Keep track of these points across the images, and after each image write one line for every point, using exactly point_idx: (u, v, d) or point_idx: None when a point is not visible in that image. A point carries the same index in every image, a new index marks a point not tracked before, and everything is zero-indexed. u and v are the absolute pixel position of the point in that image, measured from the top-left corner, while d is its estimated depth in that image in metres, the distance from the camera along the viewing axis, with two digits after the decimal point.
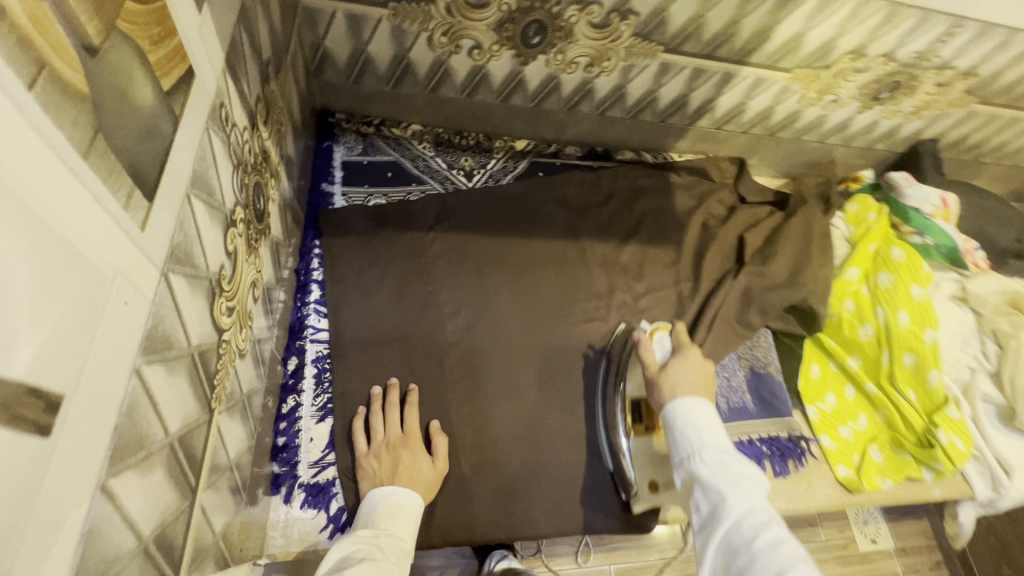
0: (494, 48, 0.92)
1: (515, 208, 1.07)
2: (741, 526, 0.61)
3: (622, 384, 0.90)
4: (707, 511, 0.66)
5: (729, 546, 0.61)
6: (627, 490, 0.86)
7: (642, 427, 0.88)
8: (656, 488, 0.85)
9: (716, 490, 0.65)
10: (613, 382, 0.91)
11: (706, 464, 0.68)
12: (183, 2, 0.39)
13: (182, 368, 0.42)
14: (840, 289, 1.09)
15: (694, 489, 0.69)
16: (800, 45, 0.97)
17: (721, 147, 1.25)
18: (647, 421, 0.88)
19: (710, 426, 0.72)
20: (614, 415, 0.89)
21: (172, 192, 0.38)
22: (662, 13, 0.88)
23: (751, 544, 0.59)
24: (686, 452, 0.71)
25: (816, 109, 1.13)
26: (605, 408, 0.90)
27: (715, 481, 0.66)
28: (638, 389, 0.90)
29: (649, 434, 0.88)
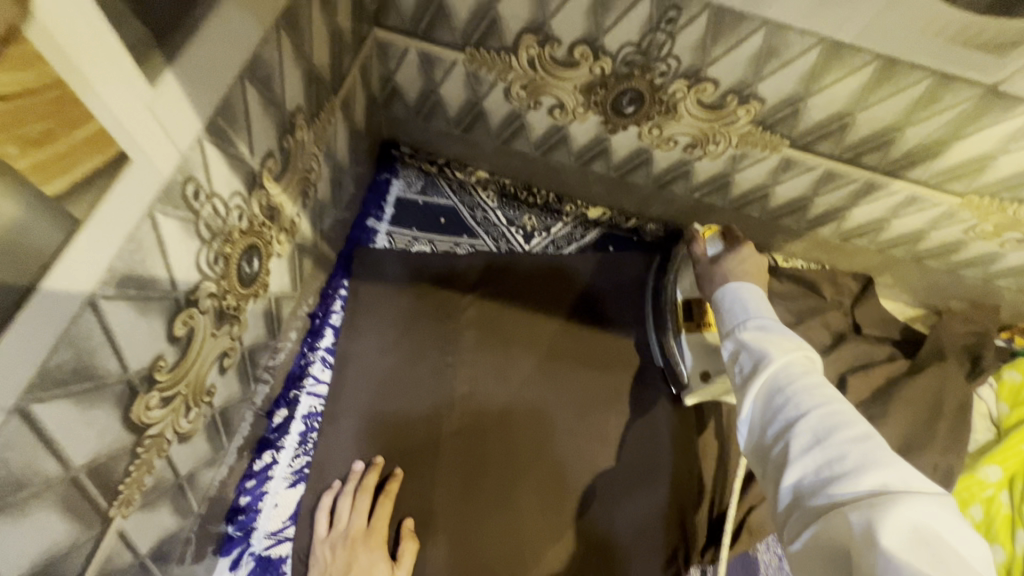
0: (578, 111, 0.79)
1: (571, 284, 0.92)
2: (779, 371, 0.52)
3: (674, 276, 0.86)
4: (743, 364, 0.56)
5: (764, 390, 0.53)
6: (677, 383, 0.83)
7: (690, 323, 0.81)
8: (708, 377, 0.78)
9: (754, 341, 0.56)
10: (665, 273, 0.88)
11: (748, 322, 0.59)
12: (117, 81, 0.31)
13: (45, 502, 0.35)
14: (966, 488, 0.82)
15: (729, 344, 0.60)
16: (984, 170, 0.73)
17: (843, 259, 1.01)
18: (698, 318, 0.80)
19: (753, 291, 0.63)
20: (664, 312, 0.85)
21: (50, 313, 0.31)
22: (797, 103, 0.69)
23: (788, 387, 0.51)
24: (726, 317, 0.62)
25: (987, 245, 0.87)
26: (656, 307, 0.87)
27: (755, 335, 0.57)
28: (688, 290, 0.83)
29: (700, 330, 0.80)
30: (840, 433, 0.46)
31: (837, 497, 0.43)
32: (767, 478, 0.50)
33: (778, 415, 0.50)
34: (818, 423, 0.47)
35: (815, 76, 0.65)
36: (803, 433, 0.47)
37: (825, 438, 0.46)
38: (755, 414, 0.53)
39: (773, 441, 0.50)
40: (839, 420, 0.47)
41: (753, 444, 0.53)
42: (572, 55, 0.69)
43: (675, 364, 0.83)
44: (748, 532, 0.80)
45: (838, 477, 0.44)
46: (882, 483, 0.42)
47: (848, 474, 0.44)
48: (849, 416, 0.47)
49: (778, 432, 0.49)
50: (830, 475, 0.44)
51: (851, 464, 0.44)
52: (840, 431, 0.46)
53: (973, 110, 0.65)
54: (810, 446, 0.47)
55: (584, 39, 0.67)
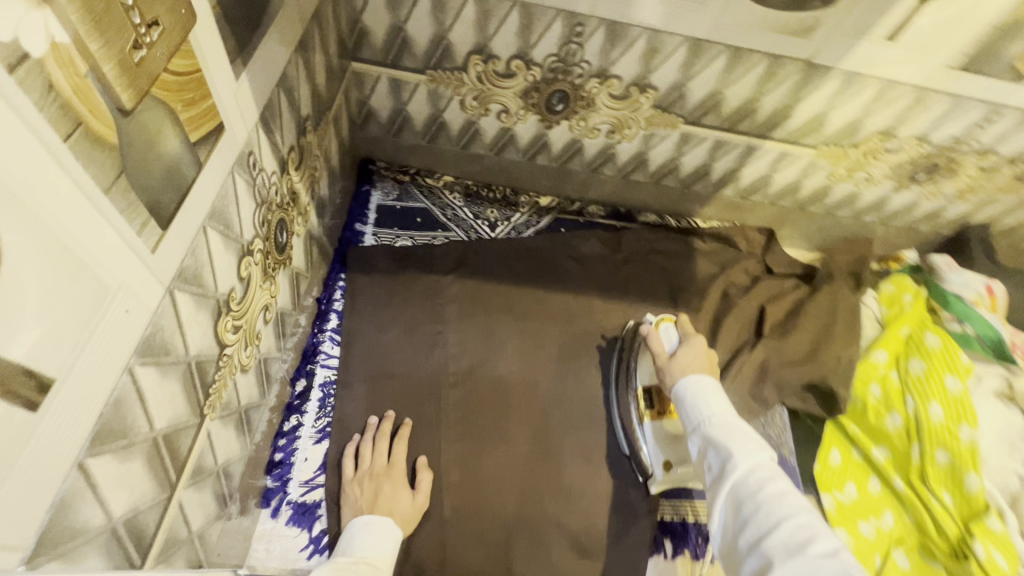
0: (520, 113, 0.99)
1: (531, 260, 1.11)
2: (748, 480, 0.61)
3: (634, 365, 0.95)
4: (717, 468, 0.65)
5: (736, 496, 0.61)
6: (645, 472, 0.89)
7: (653, 411, 0.91)
8: (671, 468, 0.88)
9: (725, 447, 0.65)
10: (625, 364, 0.96)
11: (716, 427, 0.68)
12: (222, 72, 0.48)
13: (176, 374, 0.48)
14: (865, 371, 1.03)
15: (704, 449, 0.68)
16: (824, 124, 0.98)
17: (748, 216, 1.24)
18: (659, 405, 0.91)
19: (718, 395, 0.72)
20: (627, 401, 0.93)
21: (187, 224, 0.46)
22: (681, 88, 0.92)
23: (757, 498, 0.59)
24: (696, 421, 0.71)
25: (847, 186, 1.12)
26: (619, 396, 0.95)
27: (725, 441, 0.66)
28: (647, 378, 0.94)
29: (661, 419, 0.90)
30: (805, 543, 0.54)
31: None
32: None
33: (748, 522, 0.58)
34: (788, 534, 0.55)
35: (688, 65, 0.88)
36: (772, 544, 0.55)
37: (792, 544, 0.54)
38: (730, 521, 0.61)
39: (747, 550, 0.57)
40: (804, 531, 0.55)
41: (730, 551, 0.60)
42: (510, 68, 0.91)
43: (640, 451, 0.90)
44: None
45: None
46: None
47: None
48: (813, 530, 0.55)
49: (750, 543, 0.57)
50: None
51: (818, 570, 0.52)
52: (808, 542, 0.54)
53: (802, 79, 0.90)
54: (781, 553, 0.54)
55: (517, 55, 0.89)
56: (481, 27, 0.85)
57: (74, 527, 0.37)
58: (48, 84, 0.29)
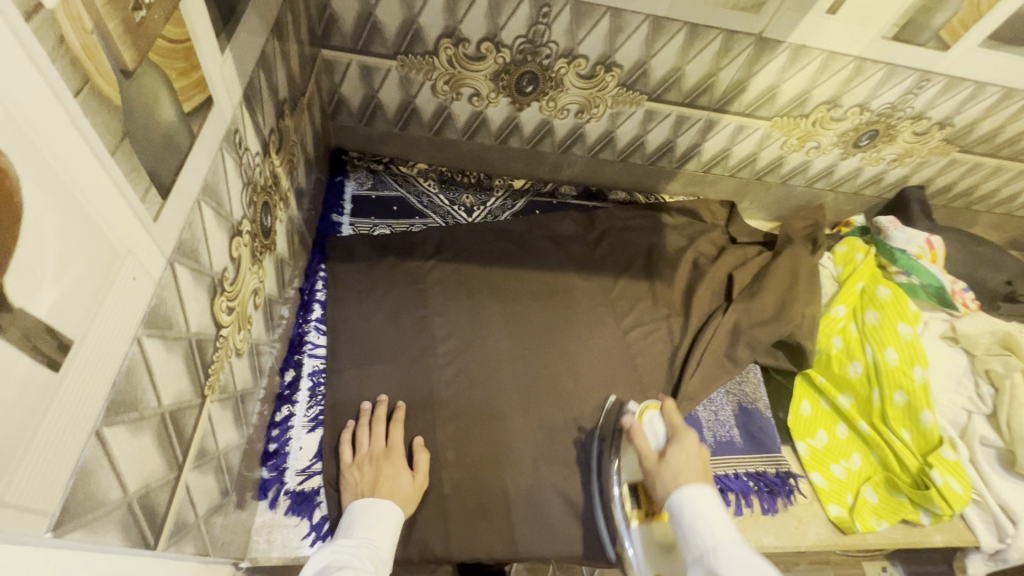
0: (491, 96, 1.02)
1: (509, 241, 1.13)
2: None
3: (617, 460, 0.88)
4: None
5: None
6: None
7: (640, 512, 0.83)
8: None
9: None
10: (607, 459, 0.89)
11: (723, 562, 0.62)
12: (209, 45, 0.47)
13: (179, 350, 0.47)
14: (827, 326, 1.11)
15: None
16: (776, 96, 1.04)
17: (711, 190, 1.31)
18: (647, 506, 0.84)
19: (722, 520, 0.68)
20: (612, 499, 0.85)
21: (184, 196, 0.45)
22: (644, 66, 0.97)
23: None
24: (698, 551, 0.66)
25: (799, 155, 1.20)
26: (602, 499, 0.87)
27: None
28: (632, 473, 0.87)
29: (650, 522, 0.83)
30: None
31: None
32: None
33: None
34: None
35: (650, 42, 0.93)
36: None
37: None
38: None
39: None
40: None
41: None
42: (480, 50, 0.93)
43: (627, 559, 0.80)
44: (690, 398, 1.00)
45: None
46: None
47: None
48: None
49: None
50: None
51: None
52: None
53: (754, 53, 0.96)
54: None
55: (487, 37, 0.91)
56: (451, 10, 0.87)
57: (94, 498, 0.37)
58: (59, 36, 0.29)
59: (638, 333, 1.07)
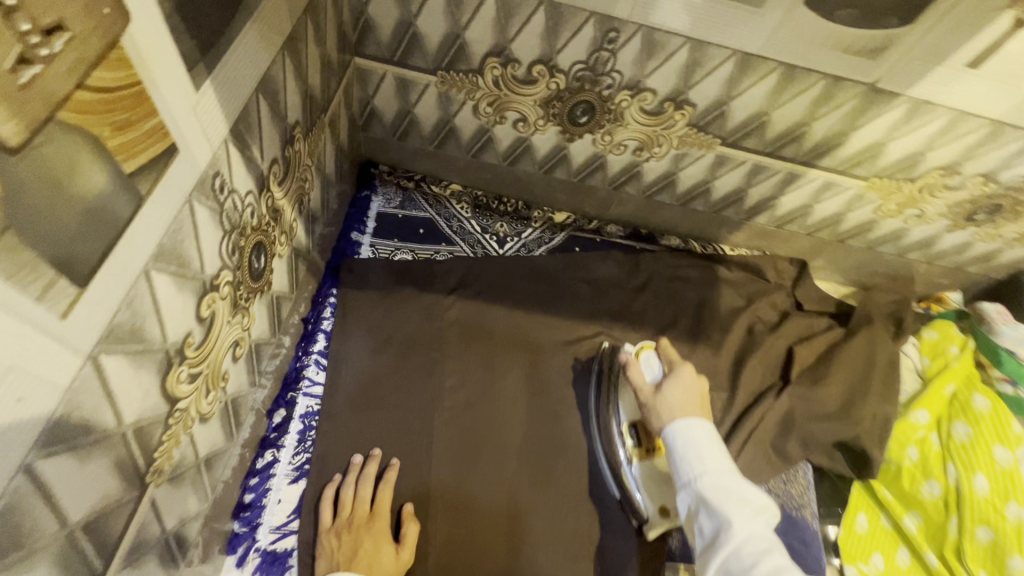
0: (539, 123, 0.89)
1: (541, 281, 1.01)
2: (741, 555, 0.57)
3: (616, 399, 0.86)
4: (710, 534, 0.60)
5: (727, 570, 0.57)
6: (638, 516, 0.80)
7: (641, 450, 0.81)
8: (667, 513, 0.78)
9: (722, 515, 0.60)
10: (606, 397, 0.87)
11: (710, 487, 0.63)
12: (176, 82, 0.38)
13: (103, 451, 0.39)
14: (902, 433, 0.94)
15: (696, 508, 0.63)
16: (879, 155, 0.87)
17: (781, 245, 1.14)
18: (647, 443, 0.82)
19: (710, 446, 0.66)
20: (613, 439, 0.83)
21: (119, 273, 0.36)
22: (722, 106, 0.82)
23: (749, 569, 0.55)
24: (684, 475, 0.66)
25: (894, 221, 1.01)
26: (602, 439, 0.86)
27: (719, 503, 0.61)
28: (631, 412, 0.85)
29: (651, 457, 0.81)
30: None
31: None
32: None
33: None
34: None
35: (734, 82, 0.78)
36: None
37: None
38: None
39: None
40: None
41: None
42: (531, 73, 0.81)
43: (632, 497, 0.81)
44: None
45: None
46: None
47: None
48: None
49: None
50: None
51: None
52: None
53: (861, 104, 0.79)
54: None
55: (540, 59, 0.78)
56: (501, 27, 0.75)
57: None
58: None
59: None
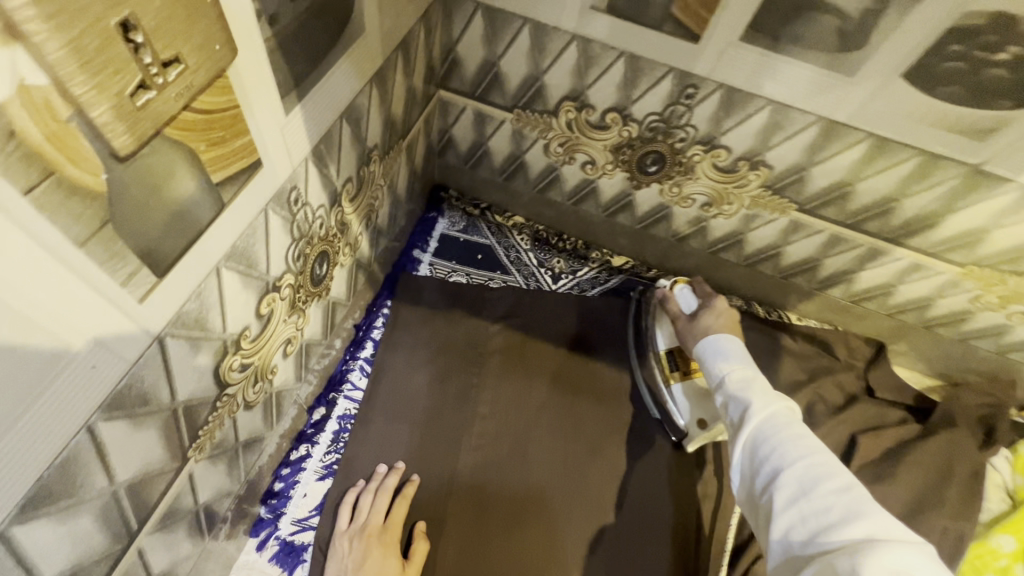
0: (607, 167, 0.90)
1: (590, 321, 1.00)
2: (766, 426, 0.55)
3: (654, 326, 0.92)
4: (737, 416, 0.59)
5: (752, 444, 0.55)
6: (677, 431, 0.87)
7: (679, 372, 0.87)
8: (705, 425, 0.84)
9: (744, 395, 0.59)
10: (645, 325, 0.94)
11: (737, 377, 0.62)
12: (270, 105, 0.43)
13: (154, 423, 0.44)
14: (979, 557, 0.81)
15: (724, 401, 0.62)
16: (980, 243, 0.79)
17: (856, 323, 1.05)
18: (683, 367, 0.87)
19: (738, 349, 0.67)
20: (652, 363, 0.90)
21: (193, 270, 0.41)
22: (801, 171, 0.78)
23: (772, 438, 0.54)
24: (715, 376, 0.65)
25: (994, 316, 0.91)
26: (641, 364, 0.93)
27: (745, 389, 0.60)
28: (669, 339, 0.90)
29: (689, 379, 0.86)
30: (822, 484, 0.48)
31: (822, 541, 0.45)
32: (757, 527, 0.53)
33: (766, 464, 0.53)
34: (802, 472, 0.50)
35: (816, 148, 0.74)
36: (788, 486, 0.50)
37: (809, 488, 0.49)
38: (745, 468, 0.55)
39: (762, 495, 0.52)
40: (822, 472, 0.49)
41: (748, 499, 0.55)
42: (604, 120, 0.82)
43: (671, 415, 0.87)
44: None
45: (821, 525, 0.46)
46: (866, 530, 0.44)
47: (831, 522, 0.46)
48: (833, 472, 0.49)
49: (765, 483, 0.52)
50: (813, 524, 0.47)
51: (834, 514, 0.46)
52: (823, 481, 0.49)
53: (962, 186, 0.72)
54: (794, 494, 0.49)
55: (615, 107, 0.79)
56: (580, 74, 0.77)
57: None
58: (6, 130, 0.24)
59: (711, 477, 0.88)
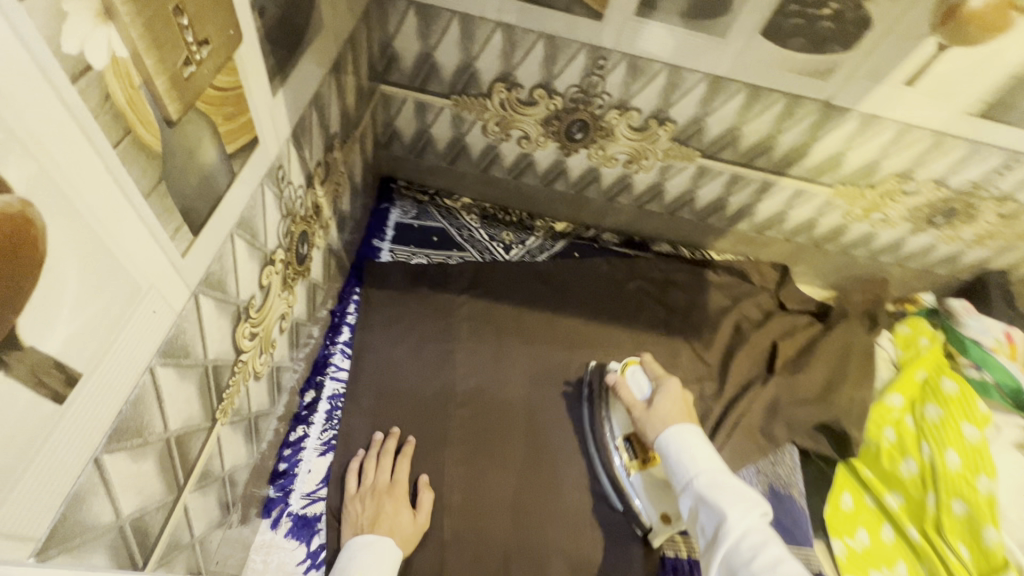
0: (540, 139, 1.02)
1: (543, 281, 1.11)
2: (739, 546, 0.60)
3: (608, 413, 0.90)
4: (710, 531, 0.64)
5: (729, 564, 0.60)
6: (642, 525, 0.84)
7: (638, 462, 0.86)
8: (669, 520, 0.82)
9: (715, 507, 0.64)
10: (598, 414, 0.91)
11: (705, 485, 0.67)
12: (262, 89, 0.50)
13: (193, 376, 0.49)
14: (879, 415, 1.01)
15: (696, 509, 0.68)
16: (841, 164, 0.99)
17: (763, 251, 1.24)
18: (642, 454, 0.86)
19: (704, 450, 0.72)
20: (610, 453, 0.88)
21: (216, 232, 0.47)
22: (699, 122, 0.94)
23: (747, 560, 0.58)
24: (685, 478, 0.71)
25: (863, 226, 1.12)
26: (600, 456, 0.89)
27: (715, 499, 0.65)
28: (624, 426, 0.89)
29: (648, 467, 0.85)
30: None
31: None
32: None
33: None
34: None
35: (707, 100, 0.90)
36: None
37: None
38: None
39: None
40: None
41: None
42: (532, 96, 0.94)
43: (633, 506, 0.84)
44: None
45: None
46: None
47: None
48: None
49: None
50: None
51: None
52: None
53: (819, 119, 0.91)
54: None
55: (541, 84, 0.91)
56: (507, 56, 0.88)
57: (82, 523, 0.38)
58: (105, 94, 0.31)
59: None
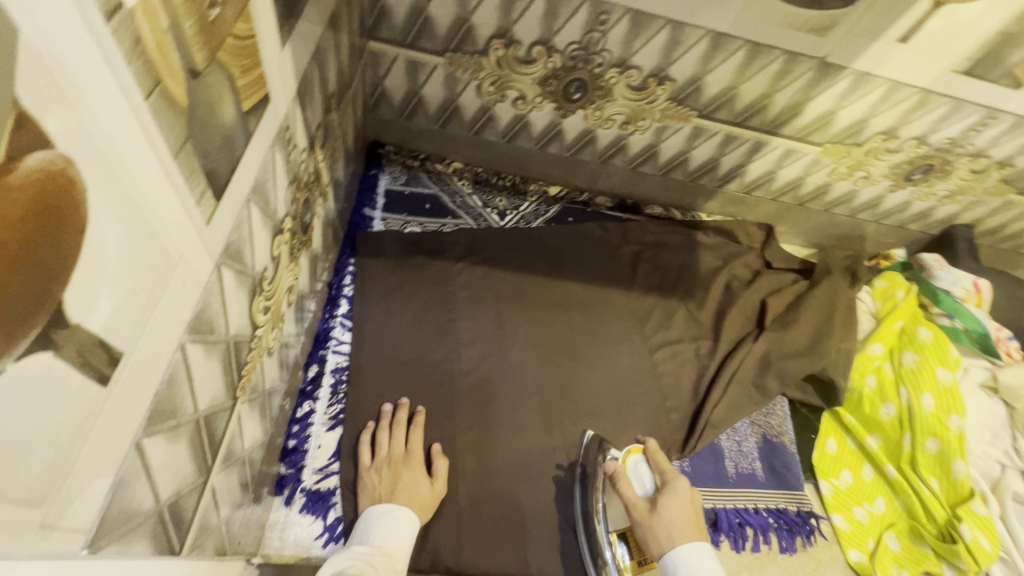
0: (537, 100, 1.00)
1: (540, 247, 1.10)
2: None
3: (602, 502, 0.83)
4: None
5: None
6: None
7: (633, 563, 0.79)
8: None
9: None
10: (591, 499, 0.84)
11: None
12: (272, 39, 0.46)
13: (218, 352, 0.46)
14: (862, 363, 1.08)
15: None
16: (832, 122, 1.00)
17: (751, 211, 1.27)
18: (637, 554, 0.79)
19: None
20: (601, 550, 0.80)
21: (235, 197, 0.44)
22: (697, 82, 0.94)
23: None
24: None
25: (846, 184, 1.15)
26: (589, 543, 0.82)
27: None
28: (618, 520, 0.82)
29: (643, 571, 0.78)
30: None
31: None
32: None
33: None
34: None
35: (707, 59, 0.89)
36: None
37: None
38: None
39: None
40: None
41: None
42: (531, 54, 0.90)
43: None
44: (715, 426, 0.97)
45: None
46: None
47: None
48: None
49: None
50: None
51: None
52: None
53: (815, 77, 0.92)
54: None
55: (539, 41, 0.88)
56: (506, 11, 0.84)
57: (128, 509, 0.36)
58: (136, 36, 0.27)
59: (665, 352, 1.04)
